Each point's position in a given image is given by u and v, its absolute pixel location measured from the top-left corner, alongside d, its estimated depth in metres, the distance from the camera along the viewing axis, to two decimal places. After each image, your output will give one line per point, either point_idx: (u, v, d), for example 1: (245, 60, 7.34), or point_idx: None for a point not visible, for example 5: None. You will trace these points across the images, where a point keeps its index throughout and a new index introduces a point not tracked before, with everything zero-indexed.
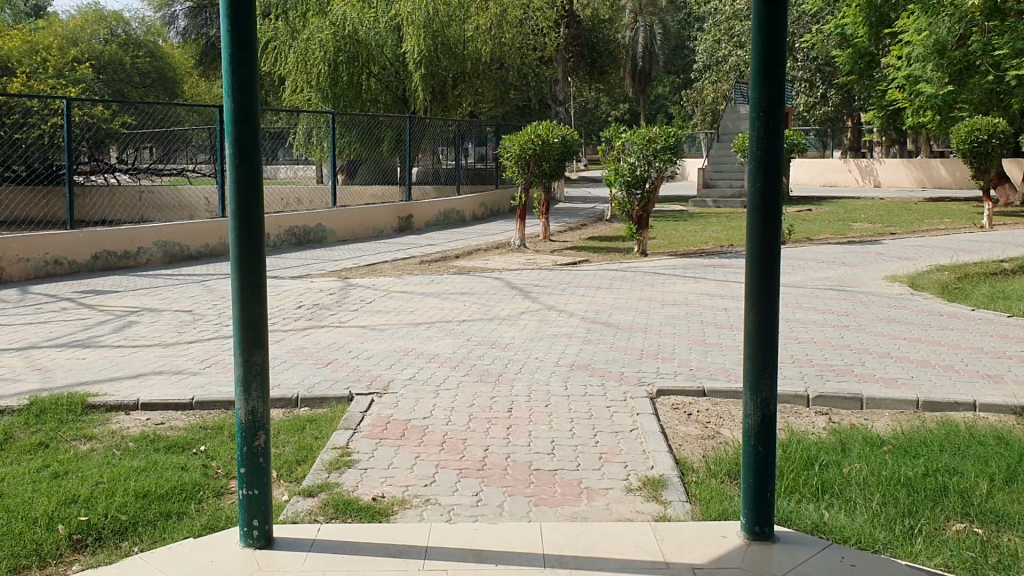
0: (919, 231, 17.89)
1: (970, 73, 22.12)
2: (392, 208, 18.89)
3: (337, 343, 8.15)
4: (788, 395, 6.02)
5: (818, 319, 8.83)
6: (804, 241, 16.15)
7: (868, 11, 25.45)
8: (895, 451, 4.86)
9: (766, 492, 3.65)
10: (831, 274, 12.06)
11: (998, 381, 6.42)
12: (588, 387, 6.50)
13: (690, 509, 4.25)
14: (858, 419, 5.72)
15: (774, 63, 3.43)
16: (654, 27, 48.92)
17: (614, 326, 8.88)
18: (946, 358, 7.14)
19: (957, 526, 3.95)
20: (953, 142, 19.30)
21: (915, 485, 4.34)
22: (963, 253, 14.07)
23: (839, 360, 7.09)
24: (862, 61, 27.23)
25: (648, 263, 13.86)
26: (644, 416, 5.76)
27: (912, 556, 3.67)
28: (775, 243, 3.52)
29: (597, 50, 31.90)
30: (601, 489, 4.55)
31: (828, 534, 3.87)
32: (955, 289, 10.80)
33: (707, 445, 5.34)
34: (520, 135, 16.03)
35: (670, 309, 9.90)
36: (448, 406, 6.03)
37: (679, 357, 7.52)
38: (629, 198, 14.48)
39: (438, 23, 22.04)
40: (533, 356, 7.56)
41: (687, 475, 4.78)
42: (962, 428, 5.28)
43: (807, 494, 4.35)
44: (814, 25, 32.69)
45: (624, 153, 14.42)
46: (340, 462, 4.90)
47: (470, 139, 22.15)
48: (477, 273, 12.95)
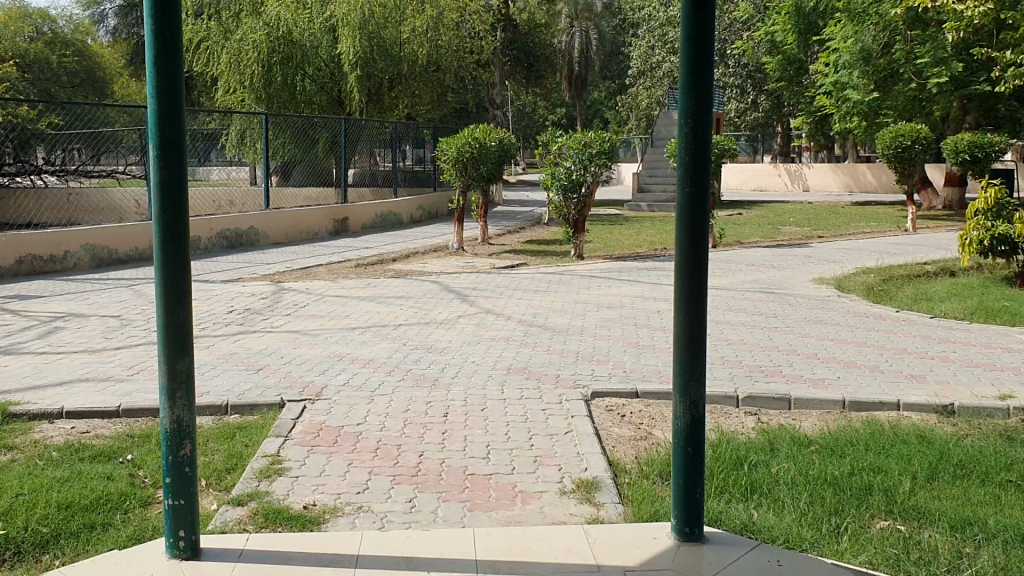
0: (847, 235, 18.28)
1: (894, 81, 22.58)
2: (325, 211, 18.65)
3: (269, 348, 8.04)
4: (719, 396, 6.12)
5: (746, 322, 8.97)
6: (734, 245, 16.41)
7: (797, 19, 26.09)
8: (821, 450, 4.96)
9: (695, 493, 3.66)
10: (758, 277, 12.26)
11: (920, 381, 6.55)
12: (524, 391, 6.50)
13: (622, 511, 4.27)
14: (786, 419, 5.82)
15: (702, 69, 3.46)
16: (589, 32, 49.42)
17: (550, 329, 8.92)
18: (871, 359, 7.28)
19: (881, 524, 4.04)
20: (879, 148, 19.69)
21: (840, 484, 4.43)
22: (889, 255, 14.41)
23: (768, 361, 7.22)
24: (792, 68, 27.78)
25: (586, 266, 13.91)
26: (578, 418, 5.79)
27: (838, 555, 3.74)
28: (704, 248, 3.54)
29: (533, 55, 32.18)
30: (535, 493, 4.55)
31: (756, 533, 3.93)
32: (880, 291, 11.01)
33: (640, 446, 5.38)
34: (457, 138, 15.98)
35: (606, 312, 9.97)
36: (383, 412, 5.98)
37: (614, 359, 7.56)
38: (565, 203, 14.56)
39: (374, 23, 21.97)
40: (469, 359, 7.55)
41: (619, 477, 4.81)
42: (887, 427, 5.39)
43: (736, 493, 4.42)
44: (745, 31, 33.37)
45: (561, 157, 14.44)
46: (270, 470, 4.82)
47: (407, 141, 22.13)
48: (413, 276, 12.89)
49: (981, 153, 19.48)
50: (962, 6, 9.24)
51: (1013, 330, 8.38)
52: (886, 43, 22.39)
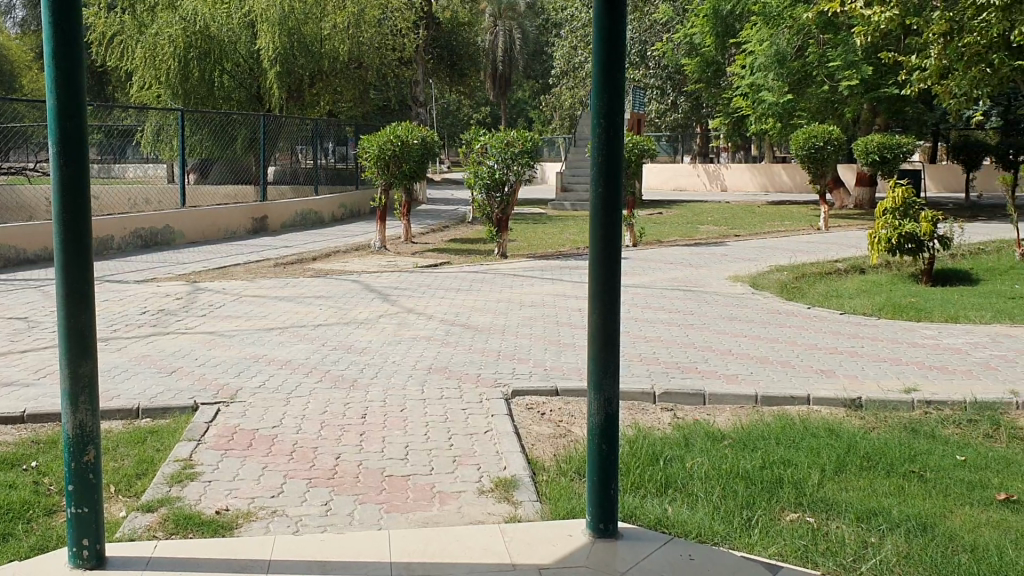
0: (763, 234, 18.68)
1: (808, 84, 23.10)
2: (244, 210, 18.32)
3: (183, 350, 7.85)
4: (636, 392, 6.19)
5: (664, 319, 9.10)
6: (654, 244, 16.63)
7: (715, 21, 26.52)
8: (734, 444, 5.06)
9: (609, 490, 3.69)
10: (677, 275, 12.43)
11: (830, 376, 6.72)
12: (444, 390, 6.48)
13: (539, 509, 4.28)
14: (701, 414, 5.92)
15: (614, 69, 3.48)
16: (513, 32, 49.53)
17: (472, 328, 8.91)
18: (784, 355, 7.45)
19: (790, 516, 4.14)
20: (793, 149, 20.18)
21: (751, 478, 4.52)
22: (802, 254, 14.78)
23: (685, 358, 7.33)
24: (710, 70, 28.30)
25: (509, 264, 13.91)
26: (498, 417, 5.79)
27: (749, 548, 3.82)
28: (617, 247, 3.57)
29: (456, 53, 32.12)
30: (453, 493, 4.53)
31: (669, 528, 3.98)
32: (794, 288, 11.27)
33: (559, 444, 5.41)
34: (379, 135, 15.84)
35: (527, 311, 9.99)
36: (299, 415, 5.89)
37: (534, 357, 7.59)
38: (489, 202, 14.52)
39: (294, 19, 21.68)
40: (390, 359, 7.49)
41: (538, 475, 4.82)
42: (797, 422, 5.51)
43: (651, 489, 4.48)
44: (665, 32, 33.83)
45: (483, 156, 14.43)
46: (182, 475, 4.71)
47: (329, 139, 21.88)
48: (333, 276, 12.74)
49: (890, 154, 20.10)
50: (870, 11, 9.51)
51: (919, 325, 8.66)
52: (800, 47, 22.99)
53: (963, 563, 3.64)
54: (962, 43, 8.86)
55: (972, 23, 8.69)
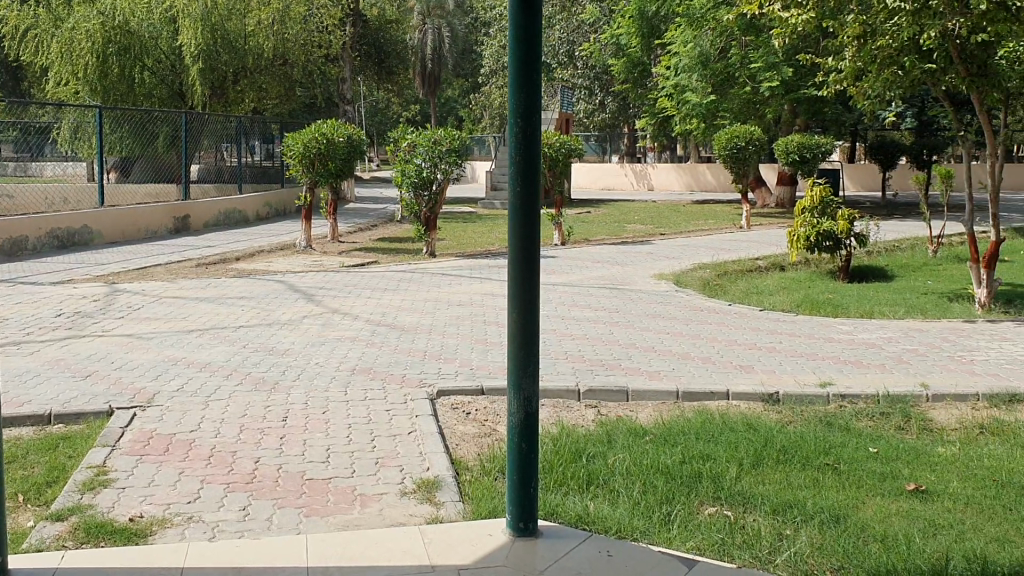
0: (688, 232, 18.97)
1: (730, 85, 23.52)
2: (165, 209, 17.88)
3: (99, 353, 7.63)
4: (561, 390, 6.21)
5: (590, 317, 9.17)
6: (582, 243, 16.75)
7: (640, 22, 26.82)
8: (656, 440, 5.12)
9: (529, 488, 3.70)
10: (604, 273, 12.54)
11: (748, 371, 6.85)
12: (368, 391, 6.42)
13: (461, 509, 4.26)
14: (624, 411, 5.97)
15: (531, 68, 3.48)
16: (441, 30, 49.35)
17: (397, 328, 8.85)
18: (705, 351, 7.57)
19: (709, 510, 4.20)
20: (715, 148, 20.51)
21: (671, 473, 4.58)
22: (725, 252, 15.04)
23: (608, 355, 7.39)
24: (636, 71, 28.65)
25: (436, 264, 13.87)
26: (422, 417, 5.76)
27: (667, 542, 3.87)
28: (535, 246, 3.58)
29: (384, 51, 31.89)
30: (374, 495, 4.49)
31: (590, 525, 4.01)
32: (717, 286, 11.46)
33: (483, 444, 5.40)
34: (304, 133, 15.64)
35: (455, 310, 9.96)
36: (219, 418, 5.77)
37: (461, 357, 7.57)
38: (417, 201, 14.42)
39: (217, 15, 21.36)
40: (313, 361, 7.39)
41: (461, 475, 4.80)
42: (717, 417, 5.60)
43: (574, 486, 4.50)
44: (593, 32, 34.07)
45: (410, 154, 14.32)
46: (94, 482, 4.57)
47: (255, 137, 21.60)
48: (257, 276, 12.54)
49: (809, 153, 20.59)
50: (787, 14, 9.72)
51: (835, 321, 8.88)
52: (723, 49, 23.40)
53: (873, 552, 3.73)
54: (875, 46, 9.11)
55: (885, 27, 8.93)
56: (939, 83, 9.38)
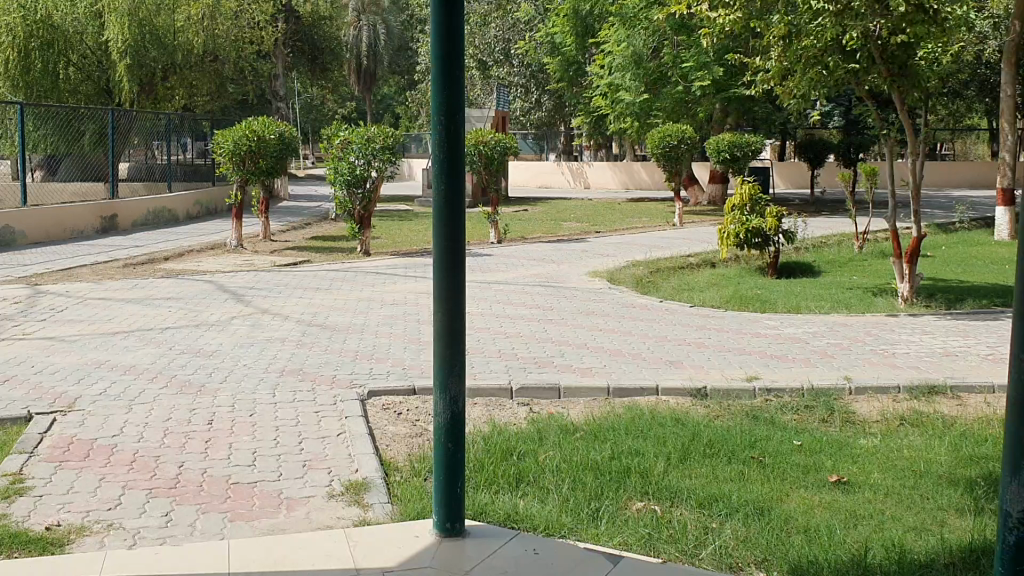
0: (622, 230, 19.12)
1: (663, 84, 23.73)
2: (91, 208, 17.42)
3: (18, 357, 7.40)
4: (493, 388, 6.21)
5: (523, 315, 9.18)
6: (517, 240, 16.78)
7: (575, 21, 26.99)
8: (587, 436, 5.14)
9: (456, 488, 3.68)
10: (538, 271, 12.57)
11: (678, 367, 6.93)
12: (298, 393, 6.33)
13: (390, 511, 4.22)
14: (556, 408, 5.99)
15: (454, 65, 3.45)
16: (377, 27, 48.92)
17: (330, 328, 8.76)
18: (636, 348, 7.63)
19: (637, 505, 4.22)
20: (648, 147, 20.70)
21: (601, 469, 4.60)
22: (658, 249, 15.20)
23: (542, 353, 7.40)
24: (572, 69, 28.80)
25: (370, 263, 13.76)
26: (351, 419, 5.70)
27: (595, 538, 3.88)
28: (460, 245, 3.56)
29: (317, 48, 31.53)
30: (301, 498, 4.43)
31: (519, 523, 4.00)
32: (649, 283, 11.56)
33: (413, 444, 5.36)
34: (233, 130, 15.33)
35: (388, 309, 9.89)
36: (142, 422, 5.64)
37: (393, 356, 7.51)
38: (350, 198, 14.19)
39: (145, 10, 20.86)
40: (242, 362, 7.27)
41: (390, 476, 4.76)
42: (646, 413, 5.65)
43: (504, 484, 4.49)
44: (528, 30, 34.13)
45: (344, 152, 14.16)
46: (9, 491, 4.42)
47: (186, 134, 21.50)
48: (186, 276, 12.29)
49: (740, 152, 20.91)
50: (715, 14, 9.85)
51: (763, 316, 9.03)
52: (655, 48, 23.64)
53: (795, 543, 3.80)
54: (800, 47, 9.28)
55: (810, 27, 9.10)
56: (862, 83, 9.60)
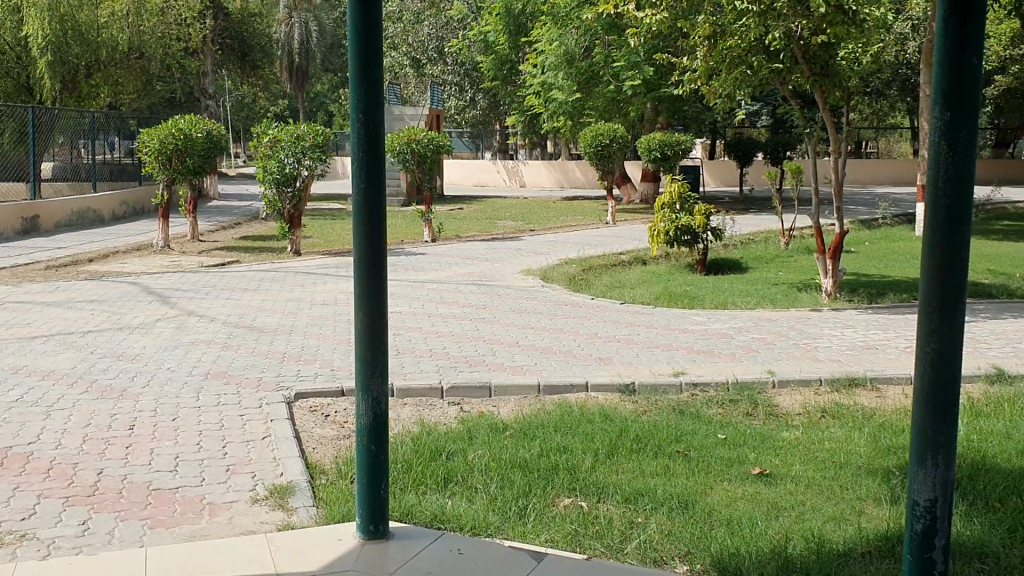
0: (556, 228, 19.20)
1: (595, 83, 23.88)
2: (12, 208, 16.83)
3: None
4: (423, 388, 6.18)
5: (455, 314, 9.16)
6: (451, 239, 16.73)
7: (507, 19, 27.01)
8: (516, 435, 5.14)
9: (379, 491, 3.65)
10: (471, 270, 12.56)
11: (607, 363, 6.98)
12: (223, 397, 6.22)
13: (314, 514, 4.17)
14: (487, 407, 5.99)
15: (372, 64, 3.42)
16: (309, 24, 48.23)
17: (258, 329, 8.63)
18: (567, 345, 7.67)
19: (564, 502, 4.24)
20: (581, 146, 20.83)
21: (529, 467, 4.61)
22: (591, 247, 15.30)
23: (473, 352, 7.38)
24: (505, 68, 28.78)
25: (301, 263, 13.59)
26: (278, 421, 5.62)
27: (522, 536, 3.89)
28: (381, 244, 3.54)
29: (247, 45, 31.00)
30: (224, 504, 4.35)
31: (446, 523, 3.98)
32: (582, 280, 11.63)
33: (341, 446, 5.31)
34: (159, 129, 15.04)
35: (318, 310, 9.77)
36: (60, 429, 5.48)
37: (321, 358, 7.43)
38: (279, 197, 14.01)
39: (65, 4, 20.21)
40: (165, 366, 7.11)
41: (316, 479, 4.70)
42: (576, 409, 5.67)
43: (431, 484, 4.46)
44: (462, 28, 34.01)
45: (273, 151, 13.95)
46: None
47: (111, 133, 20.98)
48: (110, 278, 11.99)
49: (670, 151, 21.14)
50: (642, 14, 9.94)
51: (691, 312, 9.15)
52: (587, 47, 23.75)
53: (719, 536, 3.85)
54: (724, 47, 9.43)
55: (734, 28, 9.26)
56: (786, 82, 9.80)
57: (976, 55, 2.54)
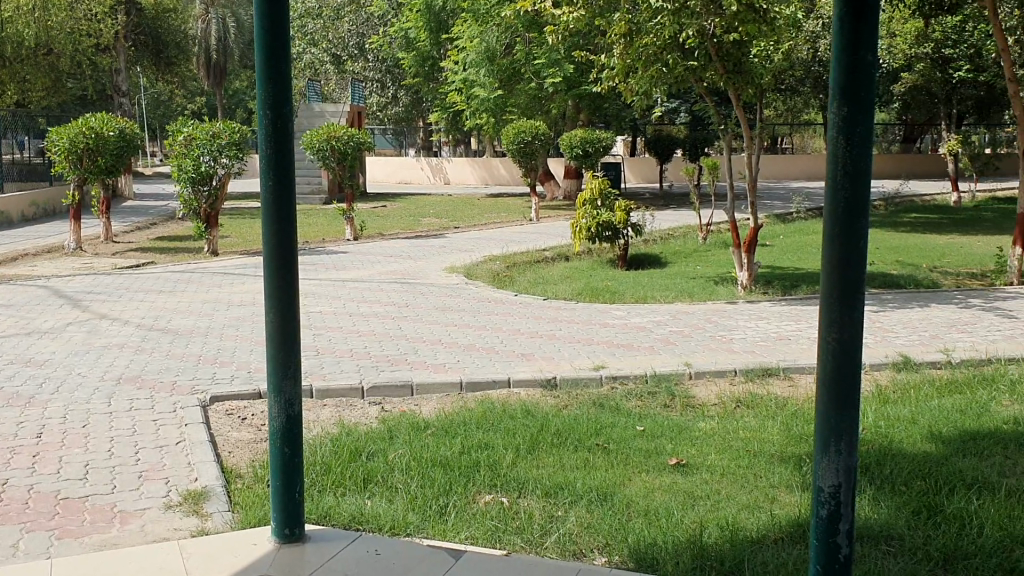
0: (480, 225, 19.19)
1: (516, 80, 23.94)
2: None
3: None
4: (343, 388, 6.13)
5: (376, 313, 9.09)
6: (374, 237, 16.59)
7: (428, 16, 26.95)
8: (437, 433, 5.13)
9: (294, 493, 3.60)
10: (393, 268, 12.48)
11: (528, 359, 7.01)
12: (136, 401, 6.06)
13: (230, 519, 4.10)
14: (408, 406, 5.96)
15: (280, 59, 3.37)
16: (227, 20, 47.26)
17: (174, 332, 8.44)
18: (488, 342, 7.67)
19: (485, 499, 4.24)
20: (504, 142, 20.85)
21: (450, 464, 4.60)
22: (514, 244, 15.34)
23: (395, 351, 7.34)
24: (426, 65, 28.57)
25: (220, 263, 13.33)
26: (193, 425, 5.50)
27: (441, 534, 3.88)
28: (291, 244, 3.49)
29: (162, 41, 30.27)
30: (136, 511, 4.24)
31: (364, 524, 3.96)
32: (505, 277, 11.66)
33: (258, 450, 5.22)
34: (68, 127, 14.50)
35: (236, 311, 9.60)
36: None
37: (239, 360, 7.30)
38: (196, 196, 13.65)
39: None
40: (76, 371, 6.90)
41: (232, 483, 4.62)
42: (497, 406, 5.68)
43: (351, 485, 4.42)
44: (383, 24, 33.70)
45: (188, 149, 13.66)
46: None
47: (18, 133, 20.33)
48: (18, 281, 11.59)
49: (592, 148, 21.32)
50: (559, 11, 9.98)
51: (612, 307, 9.25)
52: (508, 44, 23.77)
53: (636, 527, 3.89)
54: (640, 45, 9.54)
55: (649, 26, 9.36)
56: (701, 80, 9.96)
57: (870, 51, 2.61)
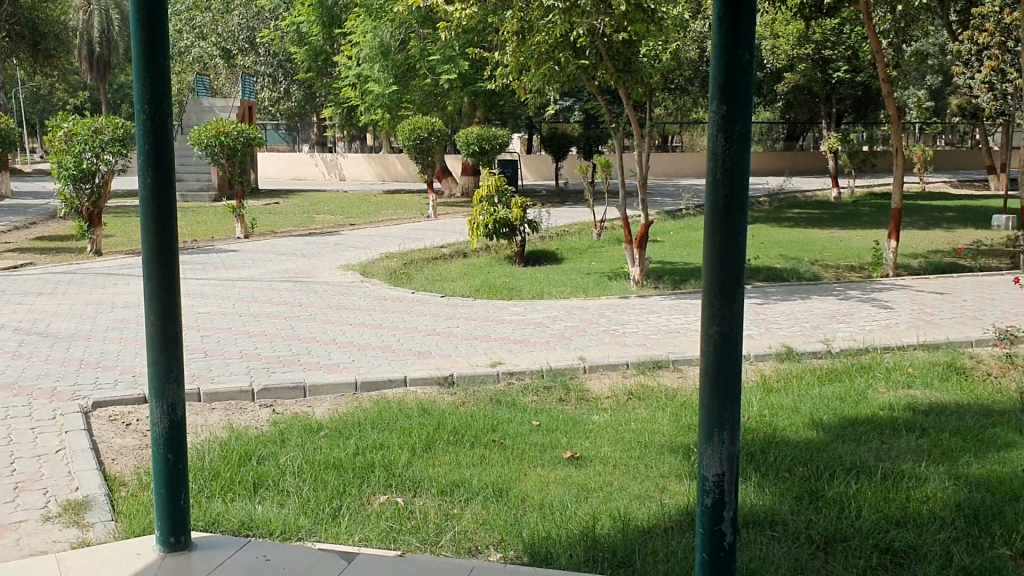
0: (376, 222, 19.00)
1: (411, 76, 23.80)
2: None
3: None
4: (233, 391, 5.99)
5: (268, 313, 8.91)
6: (267, 235, 16.24)
7: (320, 11, 26.58)
8: (330, 435, 5.06)
9: (179, 501, 3.51)
10: (286, 266, 12.24)
11: (424, 357, 6.98)
12: (11, 409, 5.79)
13: (113, 529, 3.96)
14: (301, 407, 5.86)
15: (157, 51, 3.27)
16: (109, 11, 45.53)
17: (53, 335, 8.09)
18: (383, 340, 7.61)
19: (379, 500, 4.21)
20: (399, 138, 20.70)
21: (343, 466, 4.55)
22: (411, 241, 15.24)
23: (287, 351, 7.21)
24: (319, 60, 28.11)
25: (104, 263, 12.84)
26: (73, 433, 5.29)
27: (335, 537, 3.84)
28: (171, 244, 3.39)
29: (39, 32, 29.00)
30: (11, 524, 4.05)
31: (254, 530, 3.88)
32: (401, 274, 11.59)
33: (143, 456, 5.05)
34: None
35: (121, 312, 9.26)
36: None
37: (124, 363, 7.05)
38: (77, 194, 13.20)
39: None
40: None
41: (115, 492, 4.46)
42: (392, 405, 5.64)
43: (241, 490, 4.32)
44: (275, 18, 33.01)
45: (67, 144, 13.11)
46: None
47: None
48: None
49: (488, 145, 21.35)
50: (451, 8, 9.96)
51: (508, 303, 9.30)
52: (403, 40, 23.61)
53: (530, 521, 3.93)
54: (533, 42, 9.60)
55: (541, 24, 9.43)
56: (593, 78, 10.09)
57: (747, 51, 2.69)
